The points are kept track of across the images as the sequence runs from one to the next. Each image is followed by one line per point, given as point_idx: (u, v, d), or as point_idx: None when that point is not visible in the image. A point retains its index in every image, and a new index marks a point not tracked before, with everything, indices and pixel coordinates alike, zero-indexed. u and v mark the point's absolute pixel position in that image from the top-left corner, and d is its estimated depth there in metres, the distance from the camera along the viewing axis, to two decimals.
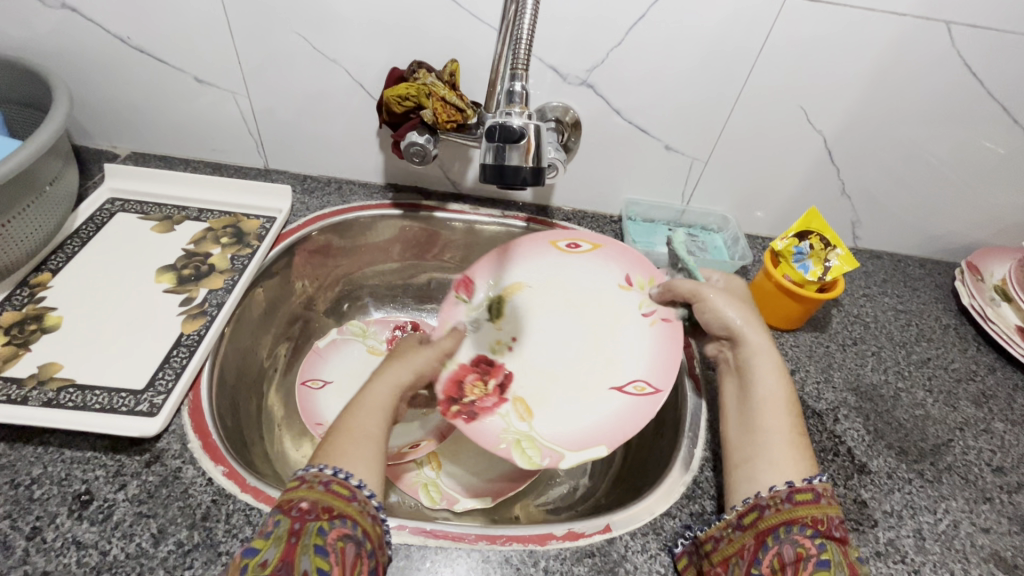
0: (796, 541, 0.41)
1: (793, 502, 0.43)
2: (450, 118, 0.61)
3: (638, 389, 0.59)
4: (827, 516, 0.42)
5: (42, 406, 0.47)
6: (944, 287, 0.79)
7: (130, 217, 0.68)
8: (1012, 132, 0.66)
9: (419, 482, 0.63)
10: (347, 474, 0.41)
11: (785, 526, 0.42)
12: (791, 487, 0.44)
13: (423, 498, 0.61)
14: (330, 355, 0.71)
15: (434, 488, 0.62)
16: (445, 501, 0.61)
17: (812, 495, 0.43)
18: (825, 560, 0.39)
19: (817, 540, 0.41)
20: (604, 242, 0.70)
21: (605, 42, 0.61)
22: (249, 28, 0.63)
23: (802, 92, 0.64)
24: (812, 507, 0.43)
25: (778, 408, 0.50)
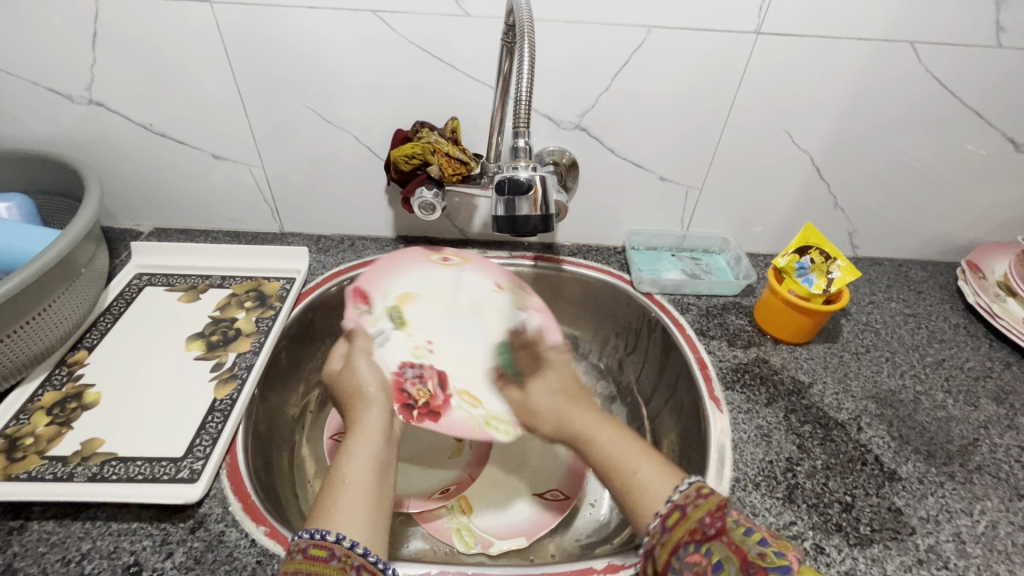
0: (692, 560, 0.39)
1: (669, 529, 0.42)
2: (455, 171, 0.65)
3: None
4: (700, 521, 0.41)
5: (88, 481, 0.49)
6: (947, 287, 0.81)
7: (157, 290, 0.71)
8: (992, 134, 0.69)
9: (452, 528, 0.62)
10: (323, 532, 0.40)
11: (673, 556, 0.40)
12: (665, 508, 0.43)
13: (457, 544, 0.61)
14: None
15: (468, 533, 0.62)
16: (480, 545, 0.61)
17: (679, 510, 0.43)
18: (717, 564, 0.38)
19: (704, 549, 0.39)
20: (472, 257, 0.75)
21: (593, 89, 0.65)
22: (263, 107, 0.68)
23: (782, 116, 0.68)
24: (684, 523, 0.42)
25: (629, 456, 0.49)
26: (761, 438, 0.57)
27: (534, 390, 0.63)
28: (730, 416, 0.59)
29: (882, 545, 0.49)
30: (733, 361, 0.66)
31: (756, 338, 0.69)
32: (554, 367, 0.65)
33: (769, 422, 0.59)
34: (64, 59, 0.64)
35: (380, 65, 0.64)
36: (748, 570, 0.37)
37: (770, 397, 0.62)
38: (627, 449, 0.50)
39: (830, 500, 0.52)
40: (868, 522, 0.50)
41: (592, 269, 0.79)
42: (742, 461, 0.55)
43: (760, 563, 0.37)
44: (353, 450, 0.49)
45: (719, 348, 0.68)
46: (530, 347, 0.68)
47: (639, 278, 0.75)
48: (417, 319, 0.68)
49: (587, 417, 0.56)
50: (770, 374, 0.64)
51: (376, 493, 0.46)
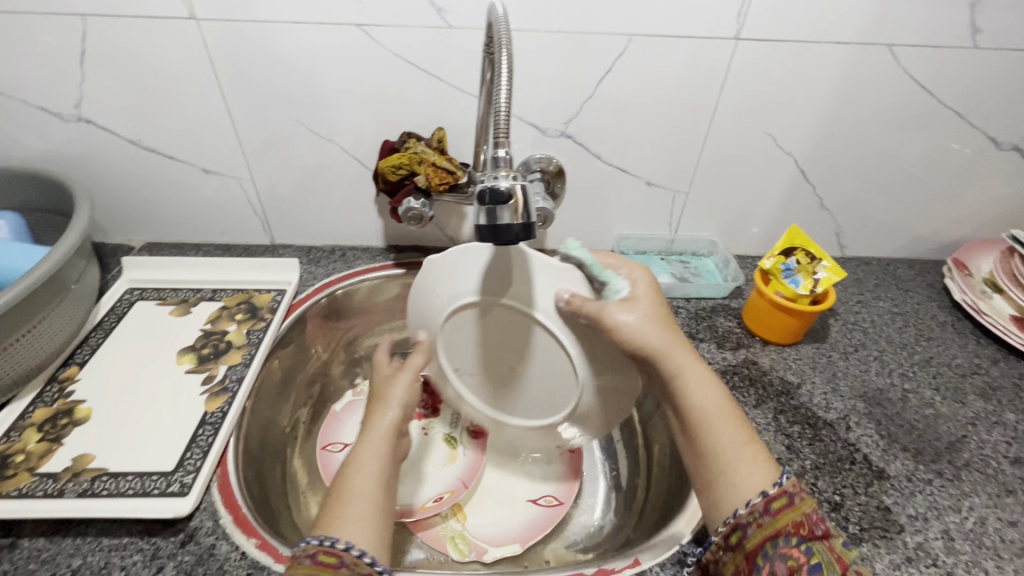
0: (785, 554, 0.40)
1: (772, 513, 0.42)
2: (443, 180, 0.65)
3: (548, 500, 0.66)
4: (805, 517, 0.42)
5: (79, 497, 0.49)
6: (935, 285, 0.81)
7: (148, 304, 0.71)
8: (973, 133, 0.70)
9: (446, 536, 0.63)
10: (333, 540, 0.40)
11: (772, 542, 0.41)
12: (766, 495, 0.43)
13: (452, 552, 0.61)
14: (348, 417, 0.71)
15: (462, 542, 0.62)
16: (475, 553, 0.61)
17: (787, 498, 0.42)
18: (818, 566, 0.40)
19: (805, 546, 0.41)
20: None
21: (577, 97, 0.66)
22: (251, 121, 0.69)
23: (765, 121, 0.69)
24: (790, 512, 0.42)
25: (722, 422, 0.46)
26: None
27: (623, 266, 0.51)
28: None
29: (871, 544, 0.49)
30: (722, 363, 0.67)
31: (745, 340, 0.70)
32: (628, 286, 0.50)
33: (758, 424, 0.59)
34: (54, 78, 0.64)
35: (367, 78, 0.65)
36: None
37: (759, 399, 0.62)
38: (727, 419, 0.46)
39: (819, 500, 0.52)
40: (857, 520, 0.51)
41: None
42: None
43: None
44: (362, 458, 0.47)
45: (708, 351, 0.68)
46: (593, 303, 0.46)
47: None
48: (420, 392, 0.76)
49: (681, 354, 0.48)
50: (759, 376, 0.65)
51: (383, 503, 0.45)
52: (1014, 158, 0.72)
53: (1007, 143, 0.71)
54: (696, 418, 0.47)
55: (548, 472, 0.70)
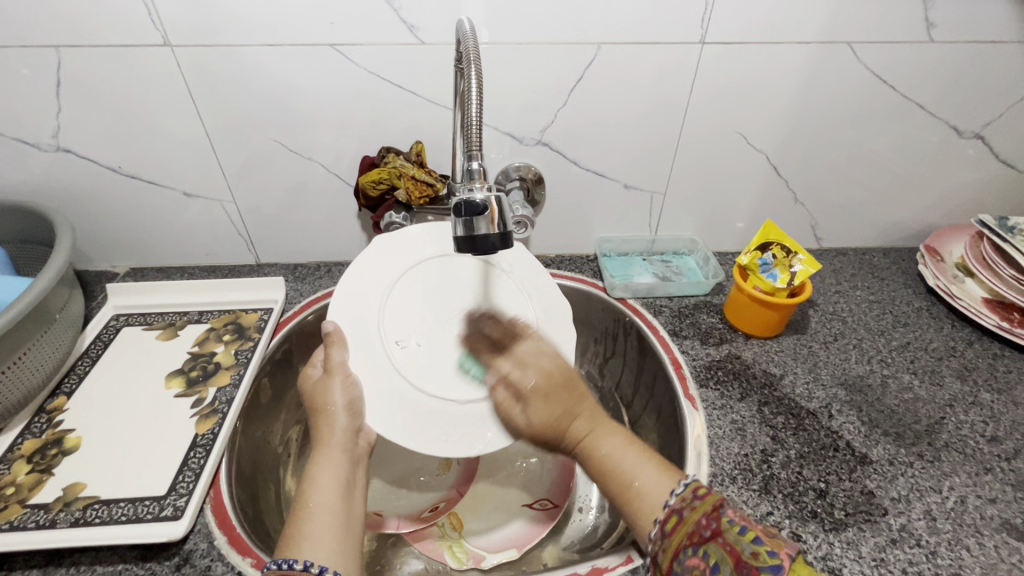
0: (689, 565, 0.40)
1: (668, 534, 0.43)
2: (422, 193, 0.67)
3: (543, 505, 0.67)
4: (696, 524, 0.42)
5: (71, 526, 0.49)
6: (909, 272, 0.83)
7: (135, 330, 0.71)
8: (936, 123, 0.73)
9: (443, 545, 0.63)
10: (290, 562, 0.41)
11: (676, 560, 0.42)
12: (662, 518, 0.45)
13: (450, 561, 0.61)
14: None
15: (460, 549, 0.62)
16: (472, 560, 0.61)
17: (676, 514, 0.44)
18: (713, 567, 0.39)
19: (701, 551, 0.40)
20: None
21: (551, 105, 0.67)
22: (230, 143, 0.69)
23: (735, 120, 0.71)
24: (682, 526, 0.43)
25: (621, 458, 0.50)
26: (736, 432, 0.59)
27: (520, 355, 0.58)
28: (705, 413, 0.61)
29: (856, 528, 0.50)
30: (706, 359, 0.68)
31: (728, 335, 0.71)
32: (542, 366, 0.57)
33: (743, 417, 0.60)
34: (30, 110, 0.65)
35: (343, 96, 0.66)
36: (742, 571, 0.38)
37: (743, 392, 0.63)
38: (633, 458, 0.50)
39: (804, 488, 0.53)
40: (842, 506, 0.52)
41: (565, 278, 0.80)
42: (718, 456, 0.56)
43: (754, 562, 0.38)
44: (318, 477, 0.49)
45: (692, 348, 0.69)
46: (498, 348, 0.60)
47: (611, 284, 0.76)
48: None
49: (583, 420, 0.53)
50: (742, 369, 0.66)
51: (340, 516, 0.47)
52: (977, 145, 0.75)
53: (969, 131, 0.73)
54: (606, 472, 0.50)
55: (543, 475, 0.71)
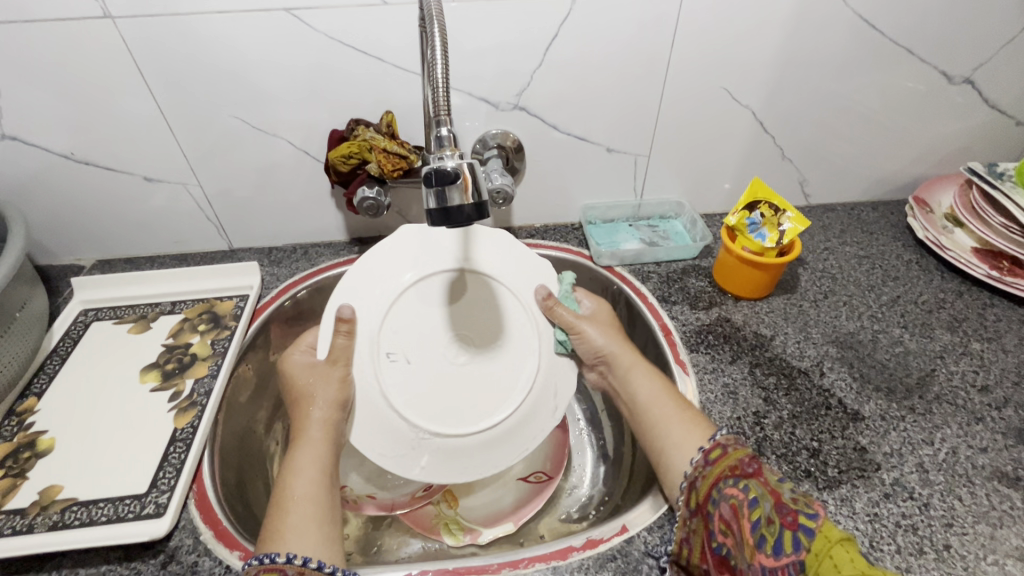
0: (728, 495, 0.43)
1: (711, 463, 0.46)
2: (395, 166, 0.64)
3: (538, 478, 0.67)
4: (739, 461, 0.45)
5: (50, 530, 0.47)
6: (898, 225, 0.82)
7: (105, 324, 0.68)
8: (925, 69, 0.70)
9: (440, 523, 0.62)
10: (273, 556, 0.40)
11: (715, 488, 0.44)
12: (704, 451, 0.47)
13: (447, 538, 0.61)
14: None
15: (456, 526, 0.62)
16: (469, 535, 0.61)
17: (722, 448, 0.46)
18: (753, 500, 0.41)
19: (742, 484, 0.43)
20: None
21: (527, 66, 0.64)
22: (188, 122, 0.65)
23: (719, 74, 0.68)
24: (726, 459, 0.45)
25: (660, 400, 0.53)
26: (728, 396, 0.58)
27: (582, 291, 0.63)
28: (696, 378, 0.60)
29: (849, 485, 0.50)
30: (696, 323, 0.67)
31: (718, 298, 0.70)
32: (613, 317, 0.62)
33: (734, 379, 0.60)
34: None
35: (305, 64, 0.62)
36: (782, 509, 0.40)
37: (734, 355, 0.62)
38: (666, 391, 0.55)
39: (797, 448, 0.53)
40: (835, 464, 0.52)
41: (550, 248, 0.78)
42: (711, 421, 0.56)
43: (794, 504, 0.40)
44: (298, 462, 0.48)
45: (681, 313, 0.68)
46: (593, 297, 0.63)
47: (597, 252, 0.74)
48: None
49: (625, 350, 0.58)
50: (733, 332, 0.65)
51: (322, 504, 0.46)
52: (966, 91, 0.73)
53: (959, 76, 0.71)
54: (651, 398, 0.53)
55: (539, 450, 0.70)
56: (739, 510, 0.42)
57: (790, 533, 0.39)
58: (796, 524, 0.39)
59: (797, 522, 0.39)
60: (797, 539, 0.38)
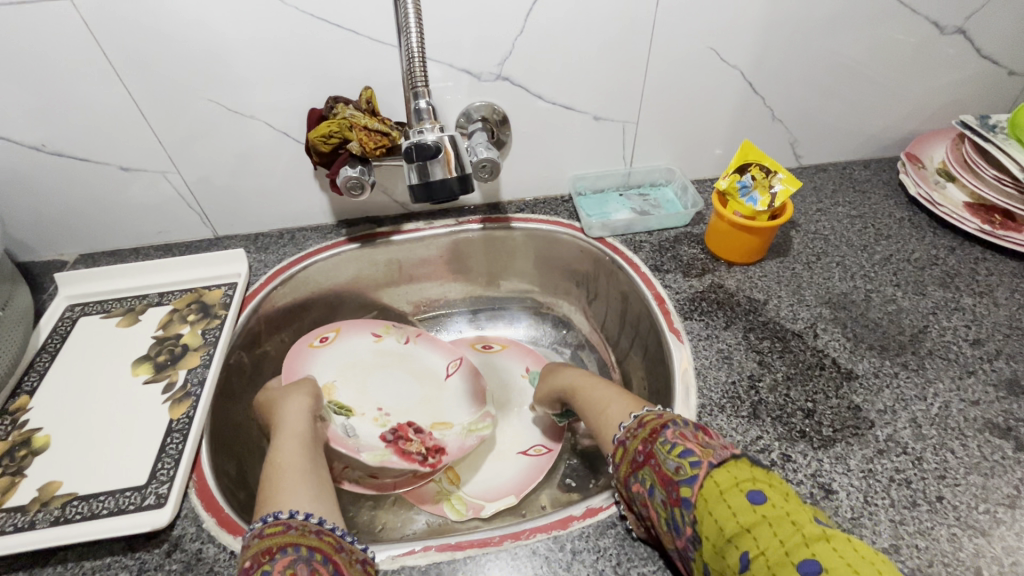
0: (634, 491, 0.43)
1: (617, 465, 0.46)
2: (377, 144, 0.62)
3: (537, 450, 0.68)
4: (634, 451, 0.44)
5: (52, 525, 0.47)
6: (891, 183, 0.81)
7: (93, 319, 0.67)
8: (916, 20, 0.68)
9: (443, 498, 0.64)
10: (277, 513, 0.43)
11: (625, 486, 0.45)
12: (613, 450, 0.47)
13: (450, 513, 0.62)
14: (319, 357, 0.71)
15: (457, 502, 0.63)
16: (472, 510, 0.62)
17: (622, 445, 0.46)
18: (648, 488, 0.42)
19: (639, 476, 0.43)
20: (511, 342, 0.81)
21: (507, 33, 0.62)
22: (162, 108, 0.63)
23: (706, 34, 0.66)
24: (625, 456, 0.45)
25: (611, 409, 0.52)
26: (723, 361, 0.58)
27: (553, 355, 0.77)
28: (690, 345, 0.60)
29: (843, 443, 0.50)
30: (689, 291, 0.66)
31: (711, 265, 0.69)
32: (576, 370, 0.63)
33: (729, 344, 0.60)
34: None
35: (278, 41, 0.60)
36: (668, 488, 0.40)
37: (728, 320, 0.62)
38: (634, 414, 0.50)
39: (792, 409, 0.53)
40: (830, 423, 0.52)
41: (540, 222, 0.77)
42: (706, 386, 0.56)
43: (676, 479, 0.40)
44: (286, 436, 0.53)
45: (674, 281, 0.68)
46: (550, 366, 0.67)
47: (588, 224, 0.73)
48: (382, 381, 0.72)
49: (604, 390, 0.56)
50: (726, 298, 0.65)
51: (312, 473, 0.49)
52: (958, 42, 0.71)
53: (951, 26, 0.69)
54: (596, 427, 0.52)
55: (536, 424, 0.71)
56: (644, 502, 0.42)
57: (676, 510, 0.39)
58: (680, 498, 0.39)
59: (680, 497, 0.39)
60: (682, 514, 0.38)
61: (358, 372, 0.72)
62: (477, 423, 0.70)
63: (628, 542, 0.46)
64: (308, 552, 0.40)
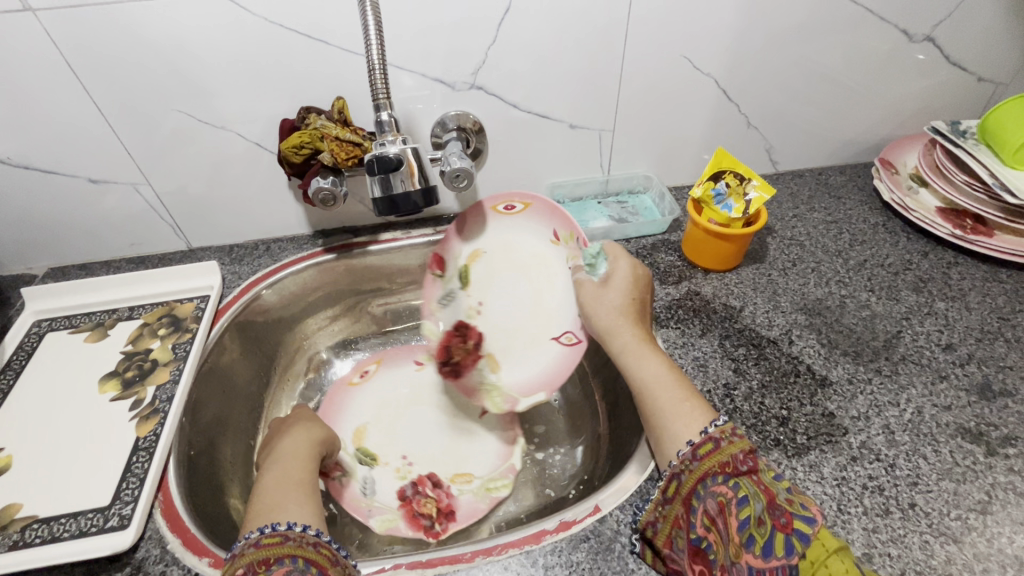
0: (715, 492, 0.42)
1: (699, 458, 0.43)
2: (349, 155, 0.61)
3: (569, 339, 0.66)
4: (732, 457, 0.42)
5: (9, 550, 0.46)
6: (866, 188, 0.82)
7: (60, 335, 0.66)
8: (886, 28, 0.69)
9: (485, 388, 0.69)
10: (273, 525, 0.42)
11: (700, 484, 0.43)
12: (693, 444, 0.45)
13: (490, 406, 0.69)
14: (349, 401, 0.71)
15: (497, 396, 0.68)
16: (509, 404, 0.68)
17: (712, 442, 0.44)
18: (742, 499, 0.40)
19: (732, 483, 0.41)
20: (533, 198, 0.69)
21: (480, 43, 0.62)
22: (128, 119, 0.62)
23: (680, 41, 0.66)
24: (716, 455, 0.43)
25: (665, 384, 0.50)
26: (699, 369, 0.58)
27: (624, 255, 0.59)
28: (667, 353, 0.60)
29: (817, 451, 0.50)
30: (666, 299, 0.66)
31: (687, 273, 0.69)
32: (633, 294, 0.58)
33: (704, 352, 0.59)
34: None
35: (248, 53, 0.59)
36: (775, 511, 0.39)
37: (704, 328, 0.62)
38: (669, 381, 0.50)
39: (767, 417, 0.53)
40: (804, 430, 0.52)
41: None
42: None
43: (789, 509, 0.39)
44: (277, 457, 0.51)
45: (652, 289, 0.67)
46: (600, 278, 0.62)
47: None
48: (410, 426, 0.69)
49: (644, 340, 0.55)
50: (702, 306, 0.65)
51: (304, 488, 0.48)
52: (928, 49, 0.72)
53: (919, 34, 0.70)
54: (643, 388, 0.50)
55: (568, 304, 0.67)
56: (727, 508, 0.41)
57: (783, 535, 0.38)
58: (790, 527, 0.38)
59: (792, 527, 0.38)
60: (791, 543, 0.38)
61: (392, 411, 0.71)
62: (498, 480, 0.64)
63: (601, 555, 0.45)
64: (304, 564, 0.40)
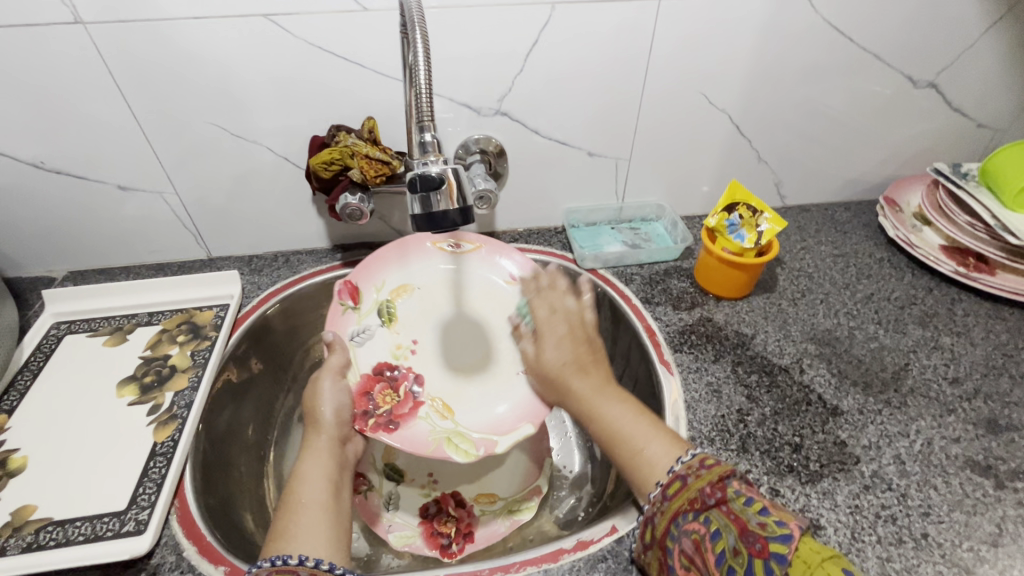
0: (688, 530, 0.41)
1: (669, 498, 0.43)
2: (377, 172, 0.64)
3: None
4: (698, 492, 0.42)
5: (23, 552, 0.46)
6: (871, 225, 0.84)
7: (78, 337, 0.66)
8: (891, 74, 0.73)
9: (441, 439, 0.58)
10: (284, 557, 0.41)
11: (672, 523, 0.42)
12: (662, 485, 0.45)
13: (458, 456, 0.56)
14: None
15: (463, 442, 0.58)
16: (483, 448, 0.57)
17: (680, 480, 0.44)
18: (715, 532, 0.39)
19: (702, 517, 0.41)
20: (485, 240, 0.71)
21: (508, 72, 0.65)
22: (164, 130, 0.64)
23: (696, 78, 0.69)
24: (684, 493, 0.43)
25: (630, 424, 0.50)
26: (712, 394, 0.59)
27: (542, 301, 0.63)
28: (680, 377, 0.61)
29: (830, 478, 0.51)
30: (679, 323, 0.68)
31: (699, 299, 0.71)
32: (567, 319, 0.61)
33: (717, 378, 0.61)
34: None
35: (285, 71, 0.62)
36: (749, 538, 0.38)
37: (717, 353, 0.64)
38: (631, 420, 0.51)
39: (780, 444, 0.54)
40: (817, 458, 0.53)
41: (533, 252, 0.79)
42: (696, 419, 0.56)
43: (762, 531, 0.38)
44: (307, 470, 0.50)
45: (665, 314, 0.69)
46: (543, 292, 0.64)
47: (581, 255, 0.75)
48: None
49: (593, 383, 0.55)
50: (715, 332, 0.66)
51: (331, 509, 0.47)
52: (931, 95, 0.76)
53: (923, 81, 0.74)
54: (607, 437, 0.51)
55: None
56: (703, 545, 0.40)
57: (761, 561, 0.37)
58: (767, 552, 0.37)
59: (768, 551, 0.37)
60: (769, 568, 0.36)
61: None
62: (520, 503, 0.63)
63: None
64: None
